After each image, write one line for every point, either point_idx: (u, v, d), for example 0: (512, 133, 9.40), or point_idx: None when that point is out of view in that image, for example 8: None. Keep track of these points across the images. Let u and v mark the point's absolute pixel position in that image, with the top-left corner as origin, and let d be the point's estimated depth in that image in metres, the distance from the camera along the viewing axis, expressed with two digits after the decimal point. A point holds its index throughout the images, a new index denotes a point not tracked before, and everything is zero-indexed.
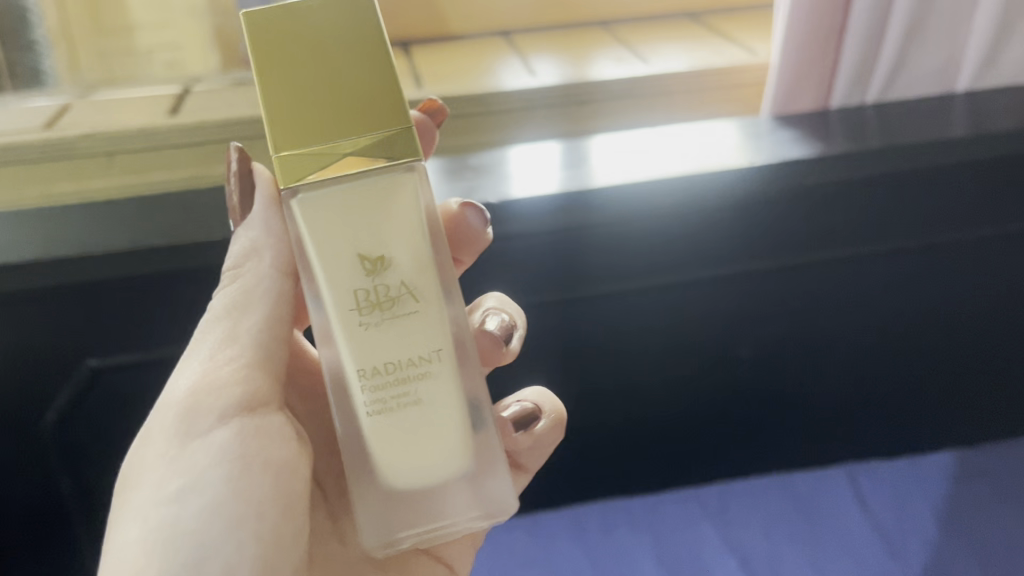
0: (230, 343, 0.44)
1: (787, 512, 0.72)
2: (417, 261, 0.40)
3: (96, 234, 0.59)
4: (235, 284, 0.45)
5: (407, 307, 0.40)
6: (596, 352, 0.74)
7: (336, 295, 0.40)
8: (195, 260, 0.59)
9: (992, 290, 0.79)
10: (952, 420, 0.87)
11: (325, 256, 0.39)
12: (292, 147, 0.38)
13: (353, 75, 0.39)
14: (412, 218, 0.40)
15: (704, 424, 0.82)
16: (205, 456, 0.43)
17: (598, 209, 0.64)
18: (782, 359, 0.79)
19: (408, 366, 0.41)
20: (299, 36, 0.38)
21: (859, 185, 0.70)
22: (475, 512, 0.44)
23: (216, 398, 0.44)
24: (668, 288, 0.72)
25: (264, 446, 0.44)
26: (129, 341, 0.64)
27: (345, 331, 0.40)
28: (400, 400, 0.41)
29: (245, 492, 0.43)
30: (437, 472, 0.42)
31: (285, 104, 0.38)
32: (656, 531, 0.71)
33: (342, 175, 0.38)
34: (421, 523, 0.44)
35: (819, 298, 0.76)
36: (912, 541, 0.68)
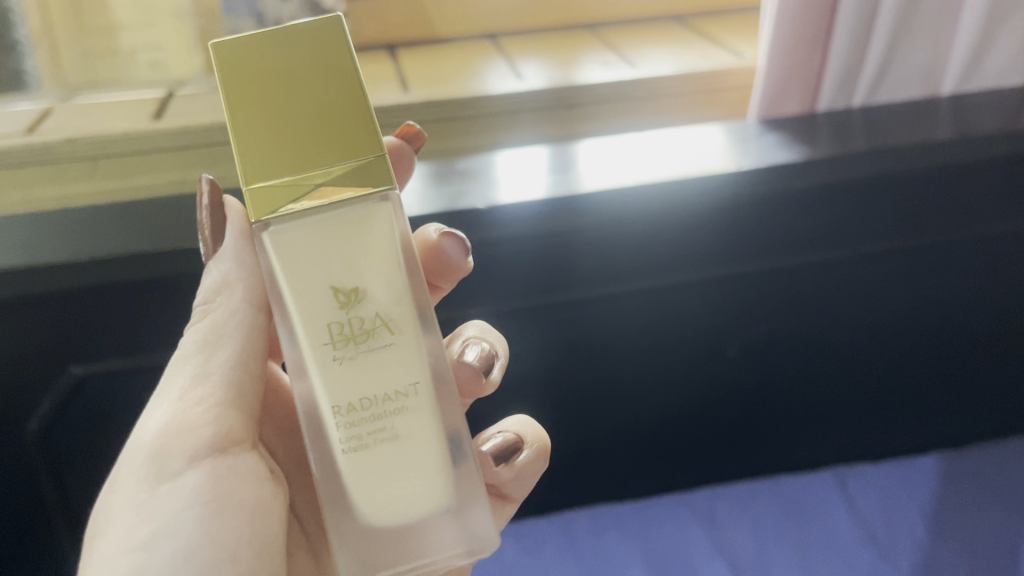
0: (201, 381, 0.44)
1: (776, 514, 0.72)
2: (392, 292, 0.40)
3: (81, 241, 0.59)
4: (207, 319, 0.45)
5: (383, 339, 0.40)
6: (583, 357, 0.74)
7: (311, 329, 0.39)
8: (181, 267, 0.58)
9: (977, 294, 0.79)
10: (938, 422, 0.87)
11: (297, 289, 0.39)
12: (264, 178, 0.38)
13: (326, 105, 0.39)
14: (386, 249, 0.39)
15: (691, 430, 0.82)
16: (177, 497, 0.42)
17: (586, 213, 0.63)
18: (769, 364, 0.79)
19: (385, 401, 0.40)
20: (270, 66, 0.38)
21: (846, 188, 0.70)
22: (457, 547, 0.43)
23: (188, 438, 0.43)
24: (657, 292, 0.72)
25: (239, 482, 0.44)
26: (112, 350, 0.63)
27: (319, 365, 0.39)
28: (377, 435, 0.40)
29: (218, 533, 0.42)
30: (416, 508, 0.42)
31: (257, 136, 0.38)
32: (645, 535, 0.71)
33: (315, 206, 0.38)
34: (402, 561, 0.43)
35: (806, 303, 0.76)
36: (901, 542, 0.68)
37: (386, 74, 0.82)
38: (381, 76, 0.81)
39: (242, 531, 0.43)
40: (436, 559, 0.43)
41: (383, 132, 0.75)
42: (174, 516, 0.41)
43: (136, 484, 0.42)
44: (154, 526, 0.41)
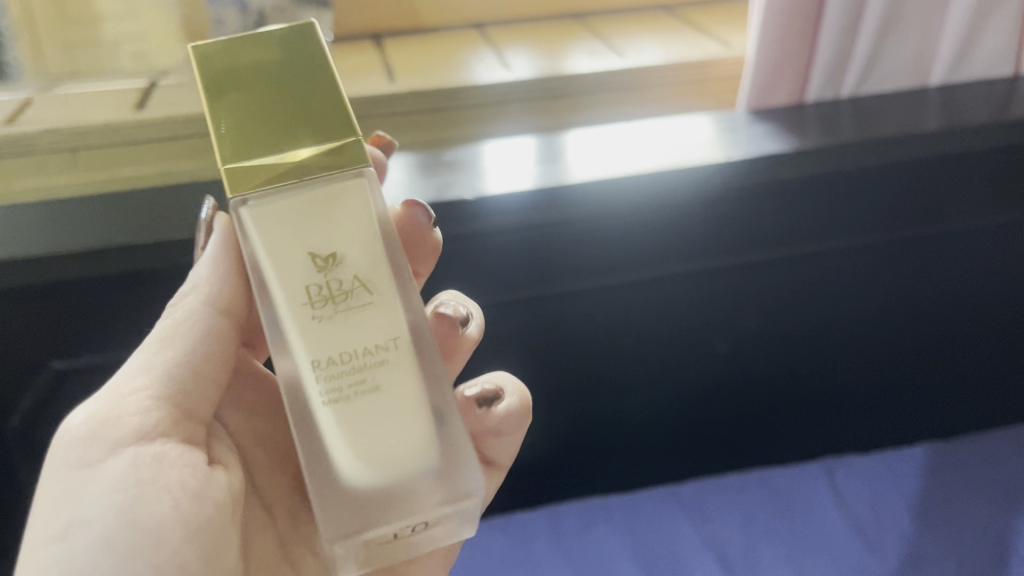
0: (143, 372, 0.42)
1: (763, 508, 0.72)
2: (370, 255, 0.39)
3: (62, 233, 0.58)
4: (167, 320, 0.44)
5: (362, 298, 0.38)
6: (569, 349, 0.73)
7: (287, 290, 0.38)
8: (164, 260, 0.57)
9: (962, 284, 0.79)
10: (922, 413, 0.87)
11: (274, 253, 0.38)
12: (242, 159, 0.37)
13: (304, 96, 0.38)
14: (363, 213, 0.39)
15: (679, 422, 0.81)
16: (97, 484, 0.40)
17: (571, 205, 0.63)
18: (755, 356, 0.79)
19: (365, 354, 0.38)
20: (247, 60, 0.38)
21: (832, 179, 0.69)
22: (440, 510, 0.41)
23: (117, 424, 0.41)
24: (643, 285, 0.72)
25: (174, 467, 0.41)
26: (93, 343, 0.62)
27: (297, 326, 0.38)
28: (359, 394, 0.38)
29: (142, 514, 0.39)
30: (400, 466, 0.40)
31: (234, 116, 0.37)
32: (633, 529, 0.70)
33: (291, 183, 0.37)
34: (384, 525, 0.41)
35: (793, 293, 0.76)
36: (888, 535, 0.68)
37: (370, 63, 0.81)
38: (366, 66, 0.81)
39: (173, 509, 0.40)
40: (415, 522, 0.41)
41: (368, 122, 0.74)
42: (99, 504, 0.39)
43: (68, 469, 0.40)
44: (87, 511, 0.39)
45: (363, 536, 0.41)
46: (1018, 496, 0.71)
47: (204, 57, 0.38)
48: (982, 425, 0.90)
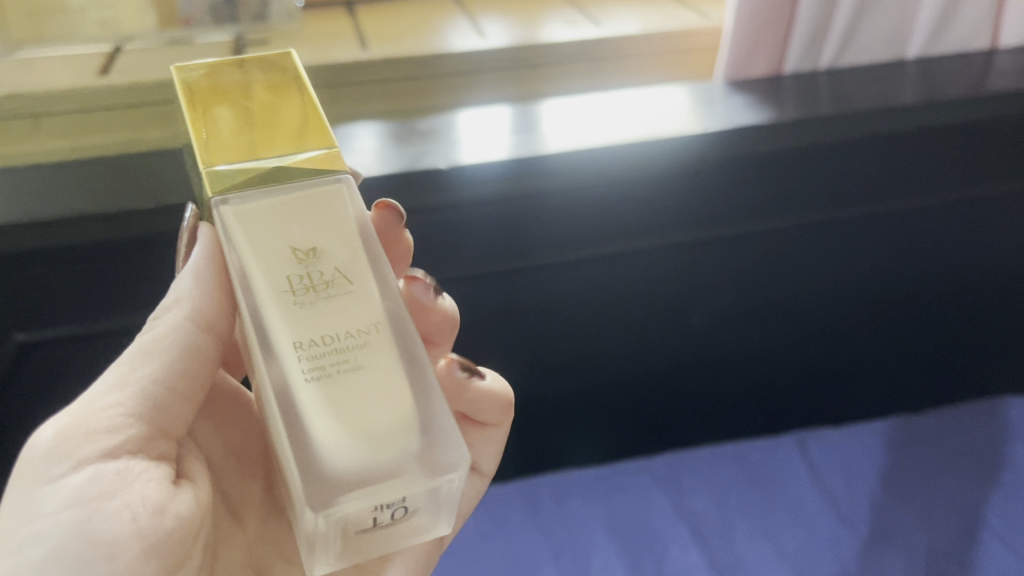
0: (118, 389, 0.36)
1: (737, 481, 0.71)
2: (353, 250, 0.35)
3: (24, 200, 0.56)
4: (150, 332, 0.38)
5: (345, 289, 0.34)
6: (543, 321, 0.73)
7: (266, 280, 0.33)
8: (130, 230, 0.57)
9: (936, 258, 0.79)
10: (893, 388, 0.87)
11: (252, 249, 0.34)
12: (224, 163, 0.34)
13: (280, 104, 0.35)
14: (342, 216, 0.35)
15: (650, 396, 0.81)
16: (53, 500, 0.33)
17: (548, 175, 0.62)
18: (729, 330, 0.78)
19: (346, 339, 0.33)
20: (220, 72, 0.35)
21: (808, 152, 0.69)
22: (422, 485, 0.32)
23: (86, 439, 0.35)
24: (618, 258, 0.71)
25: (143, 484, 0.35)
26: (53, 319, 0.61)
27: (276, 310, 0.33)
28: (343, 380, 0.32)
29: (104, 533, 0.33)
30: (384, 447, 0.32)
31: (213, 123, 0.34)
32: (608, 503, 0.70)
33: (275, 189, 0.34)
34: (359, 510, 0.32)
35: (768, 269, 0.76)
36: (859, 505, 0.68)
37: (342, 30, 0.79)
38: (338, 33, 0.79)
39: (138, 530, 0.34)
40: (398, 507, 0.32)
41: (339, 91, 0.73)
42: (53, 518, 0.33)
43: (24, 477, 0.34)
44: (42, 524, 0.33)
45: (344, 537, 0.32)
46: (989, 465, 0.71)
47: (177, 72, 0.35)
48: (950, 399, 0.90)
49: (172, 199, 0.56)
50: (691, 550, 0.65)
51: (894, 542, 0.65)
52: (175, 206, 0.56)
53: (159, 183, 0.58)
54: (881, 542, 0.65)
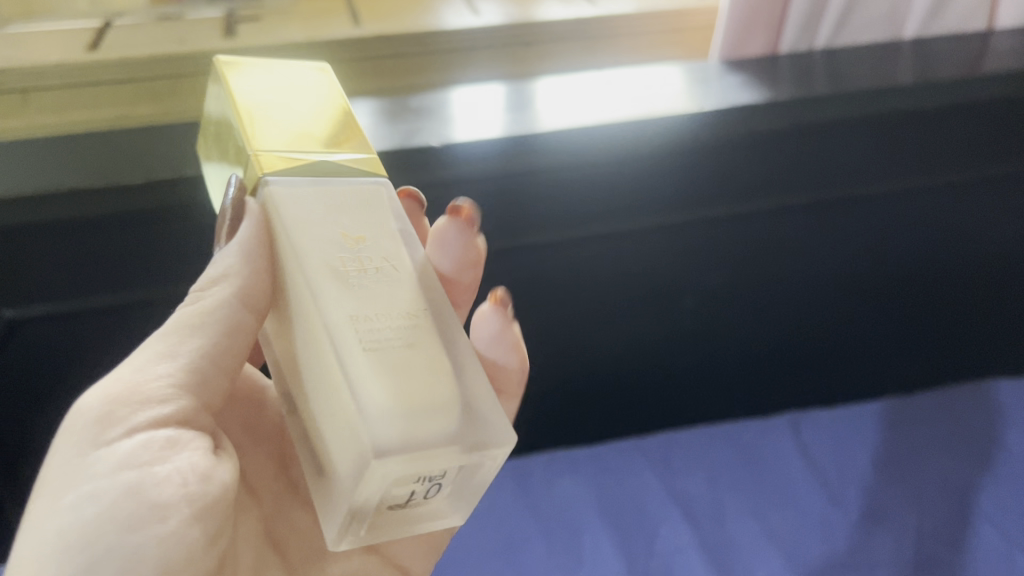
0: (167, 357, 0.35)
1: (729, 461, 0.71)
2: (396, 245, 0.35)
3: (21, 175, 0.56)
4: (195, 304, 0.36)
5: (392, 277, 0.34)
6: (538, 300, 0.72)
7: (317, 258, 0.33)
8: (127, 204, 0.56)
9: (931, 239, 0.79)
10: (890, 370, 0.87)
11: (303, 230, 0.34)
12: (272, 146, 0.35)
13: (319, 110, 0.38)
14: (385, 217, 0.36)
15: (647, 377, 0.81)
16: (104, 464, 0.33)
17: (545, 153, 0.62)
18: (725, 309, 0.78)
19: (397, 319, 0.33)
20: (264, 76, 0.38)
21: (804, 132, 0.68)
22: (459, 459, 0.32)
23: (137, 409, 0.34)
24: (612, 237, 0.71)
25: (191, 452, 0.35)
26: (60, 288, 0.60)
27: (330, 282, 0.33)
28: (398, 353, 0.32)
29: (158, 495, 0.33)
30: (433, 417, 0.31)
31: (259, 113, 0.36)
32: (600, 482, 0.70)
33: (320, 181, 0.35)
34: (402, 474, 0.31)
35: (766, 249, 0.75)
36: (850, 487, 0.68)
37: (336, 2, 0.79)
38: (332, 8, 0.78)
39: (186, 495, 0.34)
40: (434, 481, 0.32)
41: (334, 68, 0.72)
42: (107, 480, 0.33)
43: (70, 441, 0.33)
44: (92, 486, 0.32)
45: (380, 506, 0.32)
46: (982, 447, 0.71)
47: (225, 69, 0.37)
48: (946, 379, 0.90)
49: (163, 174, 0.56)
50: (682, 529, 0.65)
51: (886, 522, 0.65)
52: (168, 181, 0.56)
53: (148, 160, 0.58)
54: (873, 523, 0.65)
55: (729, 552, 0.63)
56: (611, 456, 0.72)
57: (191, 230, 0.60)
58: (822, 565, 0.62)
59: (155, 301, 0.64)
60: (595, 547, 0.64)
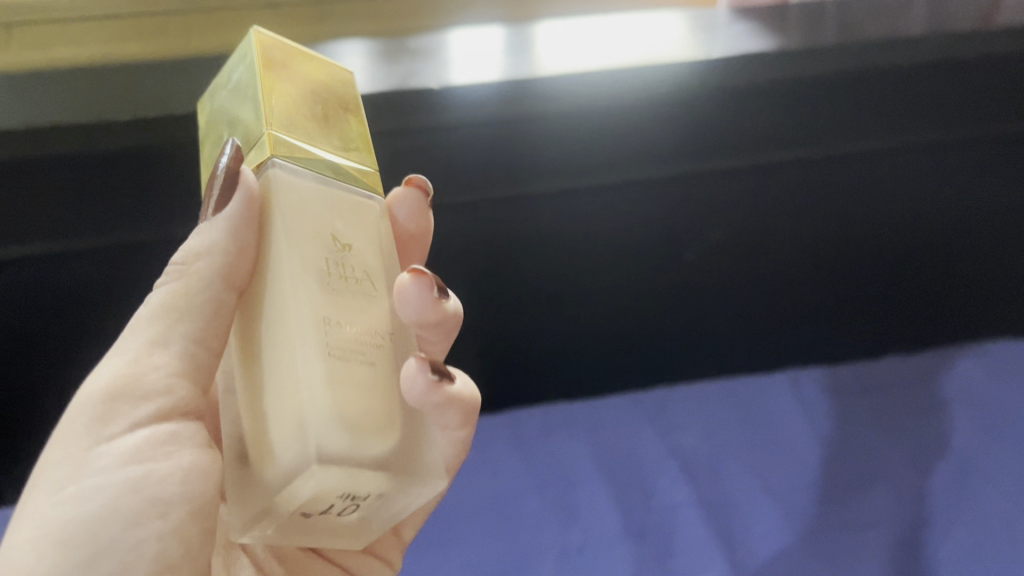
0: (161, 345, 0.32)
1: (727, 417, 0.71)
2: (375, 259, 0.33)
3: (27, 106, 0.55)
4: (179, 282, 0.33)
5: (365, 292, 0.32)
6: (535, 253, 0.71)
7: (307, 248, 0.31)
8: (131, 138, 0.55)
9: (943, 197, 0.77)
10: (897, 334, 0.84)
11: (294, 217, 0.31)
12: (289, 135, 0.32)
13: (339, 114, 0.35)
14: (371, 232, 0.34)
15: (637, 338, 0.79)
16: (104, 458, 0.31)
17: (539, 99, 0.60)
18: (729, 263, 0.76)
19: (363, 337, 0.31)
20: (298, 60, 0.34)
21: (814, 83, 0.67)
22: (384, 485, 0.30)
23: (135, 402, 0.32)
24: (614, 189, 0.69)
25: (190, 450, 0.33)
26: (52, 230, 0.59)
27: (314, 279, 0.30)
28: (360, 371, 0.30)
29: (160, 490, 0.31)
30: (374, 440, 0.30)
31: (285, 98, 0.32)
32: (595, 436, 0.69)
33: (323, 176, 0.32)
34: (331, 485, 0.29)
35: (771, 204, 0.74)
36: (853, 447, 0.67)
37: None
38: None
39: (186, 493, 0.32)
40: (352, 500, 0.30)
41: None
42: (109, 474, 0.31)
43: (70, 431, 0.31)
44: (95, 479, 0.30)
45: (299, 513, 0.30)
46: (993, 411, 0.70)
47: (262, 37, 0.33)
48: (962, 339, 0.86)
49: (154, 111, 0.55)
50: (678, 485, 0.65)
51: (883, 483, 0.64)
52: (158, 120, 0.55)
53: (136, 97, 0.57)
54: (873, 484, 0.64)
55: (726, 510, 0.63)
56: (606, 417, 0.71)
57: (185, 179, 0.59)
58: (821, 524, 0.61)
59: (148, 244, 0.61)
60: (589, 504, 0.63)
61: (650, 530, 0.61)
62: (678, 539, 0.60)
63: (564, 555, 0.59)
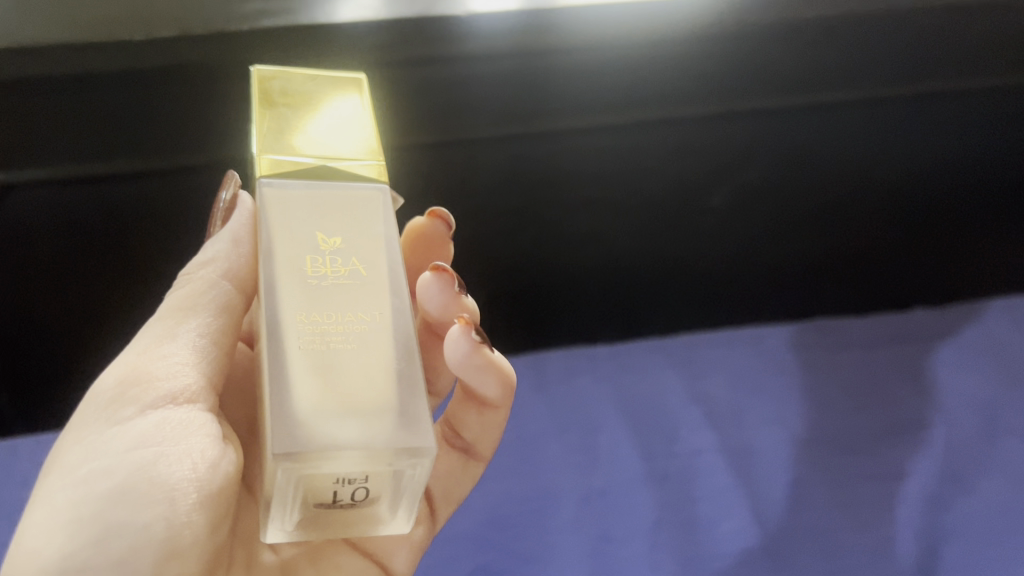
0: (169, 338, 0.32)
1: (753, 365, 0.69)
2: (380, 248, 0.29)
3: (44, 22, 0.52)
4: (186, 288, 0.34)
5: (364, 282, 0.28)
6: (557, 192, 0.69)
7: (283, 253, 0.28)
8: (153, 59, 0.52)
9: (979, 144, 0.74)
10: (923, 283, 0.82)
11: (275, 223, 0.29)
12: (279, 150, 0.30)
13: (349, 117, 0.32)
14: (374, 221, 0.30)
15: (654, 280, 0.78)
16: (119, 443, 0.30)
17: (560, 30, 0.58)
18: (758, 205, 0.74)
19: (353, 325, 0.27)
20: (301, 78, 0.32)
21: (851, 22, 0.64)
22: (375, 456, 0.25)
23: (147, 387, 0.31)
24: (637, 129, 0.67)
25: (202, 438, 0.31)
26: (61, 157, 0.56)
27: (289, 281, 0.27)
28: (340, 359, 0.26)
29: (167, 476, 0.29)
30: (352, 420, 0.25)
31: (278, 116, 0.31)
32: (618, 380, 0.67)
33: (310, 176, 0.30)
34: (305, 470, 0.24)
35: (805, 144, 0.71)
36: (876, 399, 0.66)
37: None
38: None
39: (196, 480, 0.30)
40: (359, 486, 0.25)
41: None
42: (121, 458, 0.29)
43: (86, 420, 0.31)
44: (106, 463, 0.29)
45: (301, 505, 0.25)
46: None
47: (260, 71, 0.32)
48: (986, 290, 0.84)
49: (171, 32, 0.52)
50: (702, 431, 0.63)
51: (910, 436, 0.63)
52: (168, 39, 0.52)
53: (143, 14, 0.54)
54: (900, 436, 0.63)
55: (751, 458, 0.61)
56: (632, 362, 0.69)
57: (191, 106, 0.56)
58: (850, 476, 0.60)
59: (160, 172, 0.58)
60: (611, 447, 0.62)
61: (673, 475, 0.60)
62: (701, 486, 0.59)
63: (586, 499, 0.58)
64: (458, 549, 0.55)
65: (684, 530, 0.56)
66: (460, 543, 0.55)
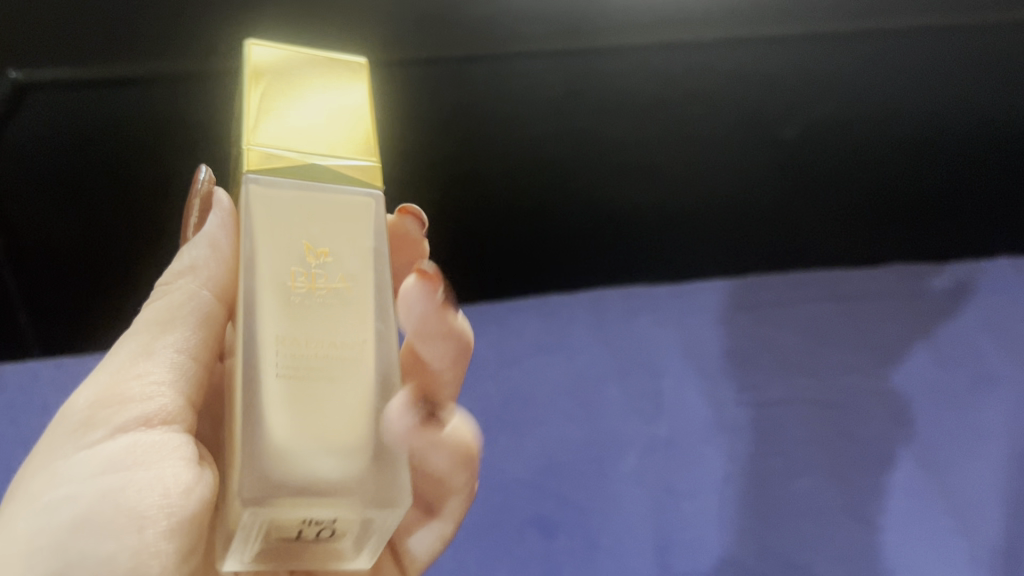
0: (145, 356, 0.30)
1: (828, 311, 0.63)
2: (367, 263, 0.28)
3: None
4: (164, 300, 0.31)
5: (348, 301, 0.27)
6: (613, 127, 0.64)
7: (269, 263, 0.27)
8: None
9: None
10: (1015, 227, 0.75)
11: (262, 229, 0.27)
12: (267, 144, 0.28)
13: (343, 109, 0.30)
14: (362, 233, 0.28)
15: (717, 222, 0.71)
16: (83, 469, 0.28)
17: None
18: (839, 130, 0.68)
19: (333, 352, 0.26)
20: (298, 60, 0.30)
21: None
22: (342, 507, 0.25)
23: (119, 408, 0.29)
24: (699, 53, 0.62)
25: (176, 461, 0.28)
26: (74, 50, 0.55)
27: (271, 297, 0.26)
28: (317, 393, 0.25)
29: (134, 502, 0.27)
30: (321, 467, 0.25)
31: (268, 106, 0.29)
32: (682, 321, 0.61)
33: (296, 179, 0.28)
34: (274, 516, 0.24)
35: (889, 77, 0.66)
36: (968, 350, 0.60)
37: None
38: None
39: (166, 506, 0.27)
40: (325, 527, 0.25)
41: None
42: (87, 485, 0.27)
43: (52, 444, 0.29)
44: (67, 489, 0.27)
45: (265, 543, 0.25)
46: None
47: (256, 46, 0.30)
48: None
49: None
50: (774, 380, 0.57)
51: (998, 391, 0.57)
52: None
53: None
54: (986, 388, 0.57)
55: (832, 411, 0.55)
56: (702, 301, 0.63)
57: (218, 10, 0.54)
58: (937, 433, 0.54)
59: (159, 77, 0.55)
60: (675, 394, 0.56)
61: (742, 427, 0.54)
62: (772, 438, 0.53)
63: (649, 448, 0.52)
64: (510, 496, 0.49)
65: (757, 484, 0.50)
66: (511, 489, 0.50)
